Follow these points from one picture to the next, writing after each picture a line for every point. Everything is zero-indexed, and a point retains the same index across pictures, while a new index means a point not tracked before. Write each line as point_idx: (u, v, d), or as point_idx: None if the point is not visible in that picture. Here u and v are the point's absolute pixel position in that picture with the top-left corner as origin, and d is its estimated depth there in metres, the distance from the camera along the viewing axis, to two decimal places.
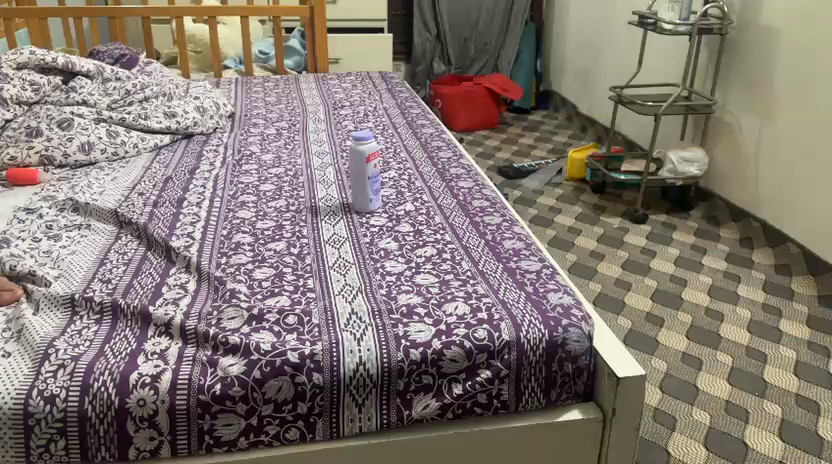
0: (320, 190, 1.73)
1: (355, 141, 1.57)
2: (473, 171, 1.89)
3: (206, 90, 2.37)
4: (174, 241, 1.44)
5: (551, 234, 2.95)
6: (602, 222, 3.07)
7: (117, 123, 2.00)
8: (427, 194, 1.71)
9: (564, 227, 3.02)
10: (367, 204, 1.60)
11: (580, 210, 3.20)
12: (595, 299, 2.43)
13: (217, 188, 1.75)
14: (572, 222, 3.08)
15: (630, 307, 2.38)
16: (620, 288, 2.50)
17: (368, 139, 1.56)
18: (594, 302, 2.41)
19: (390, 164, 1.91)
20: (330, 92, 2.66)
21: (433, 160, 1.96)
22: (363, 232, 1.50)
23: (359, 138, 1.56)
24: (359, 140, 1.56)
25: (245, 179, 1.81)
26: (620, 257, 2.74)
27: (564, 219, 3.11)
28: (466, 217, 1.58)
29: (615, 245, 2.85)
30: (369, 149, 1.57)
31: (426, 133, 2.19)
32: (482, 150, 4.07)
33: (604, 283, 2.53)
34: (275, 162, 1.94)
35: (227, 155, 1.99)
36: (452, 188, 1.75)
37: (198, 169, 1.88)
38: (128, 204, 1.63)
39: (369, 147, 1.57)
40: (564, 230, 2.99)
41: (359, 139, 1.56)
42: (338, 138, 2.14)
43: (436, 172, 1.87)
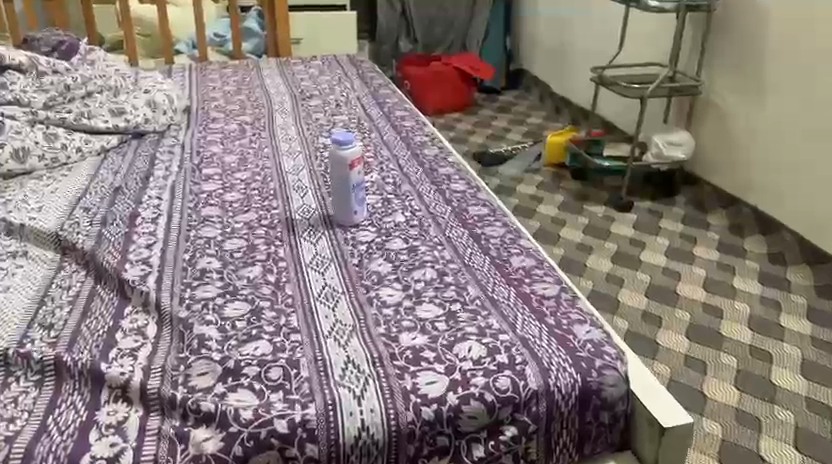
0: (295, 199, 1.53)
1: (335, 146, 1.37)
2: (464, 172, 1.71)
3: (158, 82, 2.13)
4: (129, 272, 1.23)
5: (535, 226, 2.80)
6: (586, 211, 2.94)
7: (56, 124, 1.75)
8: (416, 202, 1.52)
9: (547, 218, 2.88)
10: (351, 216, 1.41)
11: (562, 199, 3.06)
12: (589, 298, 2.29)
13: (177, 199, 1.53)
14: (555, 212, 2.94)
15: (626, 306, 2.25)
16: (612, 285, 2.37)
17: (352, 144, 1.36)
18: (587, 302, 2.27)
19: (372, 165, 1.72)
20: (296, 79, 2.44)
21: (418, 160, 1.77)
22: (350, 252, 1.31)
23: (340, 143, 1.36)
24: (340, 144, 1.36)
25: (208, 186, 1.60)
26: (609, 250, 2.61)
27: (547, 209, 2.96)
28: (465, 229, 1.41)
29: (603, 236, 2.72)
30: (352, 154, 1.37)
31: (406, 125, 2.00)
32: (454, 134, 3.89)
33: (596, 280, 2.40)
34: (241, 165, 1.73)
35: (185, 157, 1.77)
36: (444, 194, 1.57)
37: (153, 175, 1.65)
38: (71, 224, 1.40)
39: (353, 153, 1.37)
40: (548, 221, 2.85)
41: (340, 143, 1.37)
42: (309, 135, 1.93)
43: (424, 174, 1.68)
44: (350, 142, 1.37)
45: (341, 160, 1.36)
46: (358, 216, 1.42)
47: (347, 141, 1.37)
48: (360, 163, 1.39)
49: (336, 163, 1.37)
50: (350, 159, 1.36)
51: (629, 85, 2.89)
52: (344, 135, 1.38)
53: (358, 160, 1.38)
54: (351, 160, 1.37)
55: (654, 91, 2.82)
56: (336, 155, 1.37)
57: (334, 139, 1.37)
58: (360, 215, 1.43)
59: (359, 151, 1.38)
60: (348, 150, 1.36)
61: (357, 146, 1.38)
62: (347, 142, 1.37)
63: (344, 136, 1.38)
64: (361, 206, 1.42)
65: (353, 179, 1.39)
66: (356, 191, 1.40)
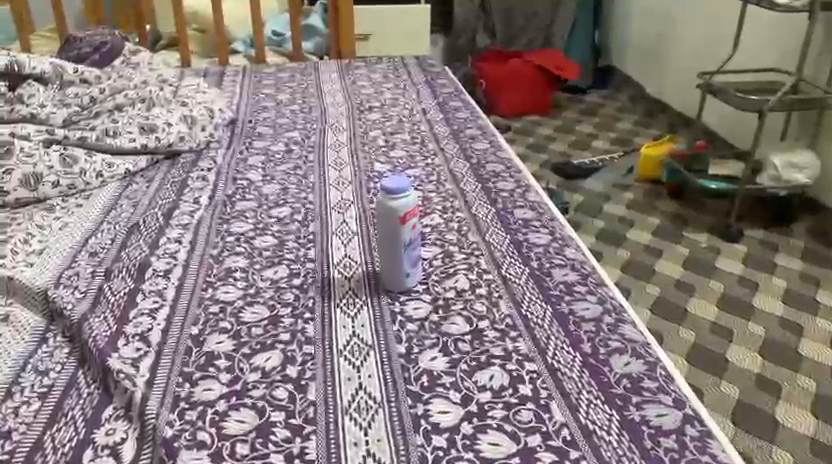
0: (336, 248, 1.27)
1: (385, 194, 1.07)
2: (546, 215, 1.38)
3: (199, 91, 1.90)
4: (119, 353, 0.98)
5: (624, 256, 2.48)
6: (684, 240, 2.57)
7: (75, 145, 1.54)
8: (485, 260, 1.21)
9: (639, 246, 2.54)
10: (402, 279, 1.12)
11: (655, 224, 2.68)
12: (689, 357, 2.00)
13: (200, 245, 1.28)
14: (649, 238, 2.59)
15: (736, 367, 1.96)
16: (716, 339, 2.07)
17: (407, 193, 1.07)
18: (687, 360, 1.99)
19: (433, 204, 1.43)
20: (356, 86, 2.17)
21: (490, 197, 1.46)
22: (397, 336, 1.02)
23: (393, 191, 1.07)
24: (392, 194, 1.07)
25: (237, 228, 1.34)
26: (713, 290, 2.29)
27: (639, 235, 2.61)
28: (548, 308, 1.08)
29: (704, 272, 2.38)
30: (408, 205, 1.07)
31: (478, 150, 1.70)
32: (533, 140, 3.53)
33: (698, 333, 2.09)
34: (281, 196, 1.46)
35: (219, 185, 1.52)
36: (519, 249, 1.25)
37: (178, 208, 1.42)
38: (69, 275, 1.17)
39: (409, 203, 1.08)
40: (639, 251, 2.51)
41: (391, 191, 1.07)
42: (363, 159, 1.65)
43: (495, 217, 1.37)
44: (405, 189, 1.07)
45: (393, 213, 1.07)
46: (411, 279, 1.13)
47: (401, 189, 1.07)
48: (415, 216, 1.09)
49: (386, 216, 1.07)
50: (405, 211, 1.07)
51: (745, 96, 2.45)
52: (396, 181, 1.08)
53: (414, 212, 1.09)
54: (406, 212, 1.07)
55: (777, 103, 2.38)
56: (386, 205, 1.07)
57: (383, 186, 1.08)
58: (413, 278, 1.14)
59: (415, 201, 1.09)
60: (402, 200, 1.07)
61: (413, 194, 1.09)
62: (402, 190, 1.07)
63: (397, 181, 1.09)
64: (415, 267, 1.13)
65: (408, 236, 1.09)
66: (408, 249, 1.11)
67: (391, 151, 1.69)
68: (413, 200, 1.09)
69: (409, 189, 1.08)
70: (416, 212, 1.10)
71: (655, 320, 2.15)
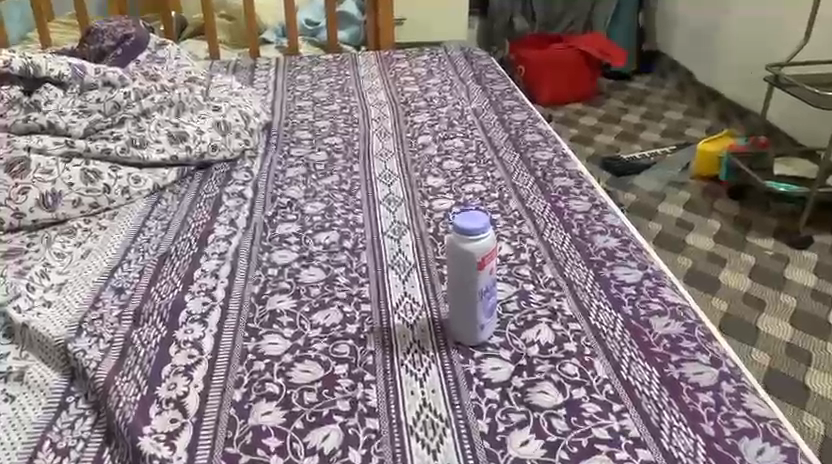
0: (395, 286, 1.10)
1: (460, 233, 0.91)
2: (632, 245, 1.20)
3: (231, 91, 1.73)
4: (151, 428, 0.84)
5: (685, 265, 2.29)
6: (749, 247, 2.37)
7: (98, 157, 1.39)
8: (568, 304, 1.04)
9: (700, 254, 2.35)
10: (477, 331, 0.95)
11: (716, 228, 2.48)
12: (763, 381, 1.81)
13: (239, 280, 1.13)
14: (711, 245, 2.40)
15: (819, 395, 1.77)
16: (793, 360, 1.88)
17: (487, 233, 0.90)
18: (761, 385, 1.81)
19: (499, 228, 1.25)
20: (400, 82, 1.99)
21: (563, 220, 1.28)
22: (477, 409, 0.86)
23: (469, 230, 0.90)
24: (468, 234, 0.90)
25: (280, 259, 1.18)
26: (785, 304, 2.10)
27: (699, 242, 2.41)
28: (653, 371, 0.91)
29: (775, 285, 2.18)
30: (487, 246, 0.91)
31: (542, 160, 1.52)
32: (577, 132, 3.33)
33: (771, 354, 1.90)
34: (327, 217, 1.30)
35: (256, 204, 1.36)
36: (607, 290, 1.08)
37: (214, 231, 1.26)
38: (93, 319, 1.04)
39: (487, 245, 0.91)
40: (700, 259, 2.32)
41: (467, 229, 0.90)
42: (414, 171, 1.48)
43: (573, 247, 1.19)
44: (483, 227, 0.90)
45: (469, 256, 0.90)
46: (487, 330, 0.96)
47: (479, 227, 0.90)
48: (495, 259, 0.93)
49: (461, 259, 0.91)
50: (483, 254, 0.90)
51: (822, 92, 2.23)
52: (472, 217, 0.92)
53: (493, 254, 0.92)
54: (485, 255, 0.90)
55: None
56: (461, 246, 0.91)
57: (458, 223, 0.91)
58: (489, 330, 0.97)
59: (494, 240, 0.92)
60: (479, 241, 0.90)
61: (492, 234, 0.92)
62: (480, 228, 0.90)
63: (474, 217, 0.92)
64: (492, 317, 0.96)
65: (485, 283, 0.92)
66: (485, 297, 0.94)
67: (444, 162, 1.52)
68: (493, 239, 0.92)
69: (488, 228, 0.91)
70: (495, 254, 0.93)
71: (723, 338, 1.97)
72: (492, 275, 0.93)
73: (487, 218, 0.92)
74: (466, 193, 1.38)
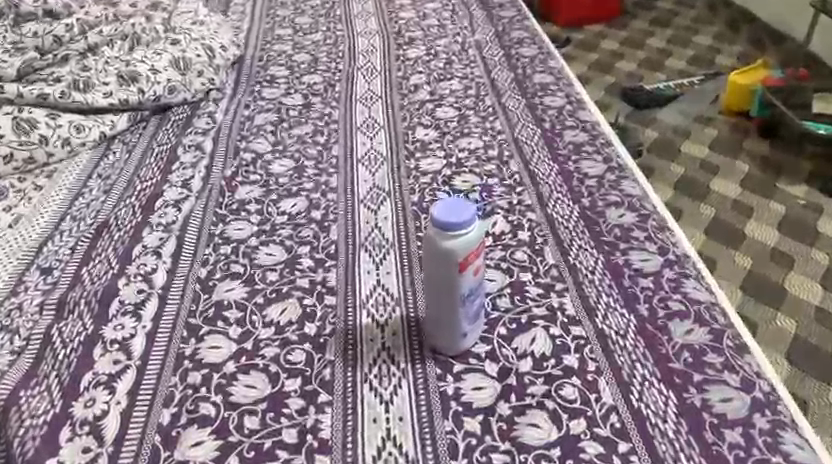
0: (366, 272, 0.93)
1: (437, 225, 0.73)
2: (651, 224, 1.01)
3: (197, 18, 1.51)
4: (58, 459, 0.71)
5: (707, 214, 2.09)
6: (779, 195, 2.16)
7: (34, 104, 1.20)
8: (571, 301, 0.87)
9: (724, 202, 2.14)
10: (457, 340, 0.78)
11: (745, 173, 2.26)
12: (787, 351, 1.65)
13: (185, 261, 0.96)
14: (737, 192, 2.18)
15: None
16: (821, 328, 1.70)
17: (472, 226, 0.72)
18: (784, 356, 1.64)
19: (495, 198, 1.07)
20: (394, 6, 1.74)
21: (572, 188, 1.09)
22: (451, 446, 0.71)
23: (449, 224, 0.72)
24: (449, 228, 0.72)
25: (235, 233, 1.01)
26: (816, 262, 1.91)
27: (725, 188, 2.20)
28: (669, 397, 0.75)
29: (805, 240, 1.98)
30: (471, 242, 0.73)
31: (552, 107, 1.30)
32: (597, 57, 3.05)
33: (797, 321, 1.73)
34: (296, 180, 1.12)
35: (215, 160, 1.18)
36: (619, 284, 0.90)
37: (162, 196, 1.09)
38: (8, 309, 0.89)
39: (472, 240, 0.73)
40: (724, 207, 2.11)
41: (446, 222, 0.72)
42: (402, 120, 1.28)
43: (581, 223, 1.01)
44: (467, 218, 0.72)
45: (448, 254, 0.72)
46: (469, 338, 0.80)
47: (461, 220, 0.72)
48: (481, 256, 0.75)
49: (438, 257, 0.73)
50: (466, 252, 0.73)
51: None
52: (453, 205, 0.73)
53: (479, 251, 0.74)
54: (468, 253, 0.73)
55: None
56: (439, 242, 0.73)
57: (435, 213, 0.73)
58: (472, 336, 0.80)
59: (481, 234, 0.74)
60: (462, 237, 0.72)
61: (478, 227, 0.73)
62: (462, 220, 0.72)
63: (456, 205, 0.74)
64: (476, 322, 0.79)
65: (468, 285, 0.75)
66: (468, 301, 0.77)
67: (437, 110, 1.31)
68: (480, 234, 0.74)
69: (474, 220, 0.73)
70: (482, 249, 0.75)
71: (744, 300, 1.79)
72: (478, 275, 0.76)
73: (472, 206, 0.74)
74: (459, 153, 1.19)
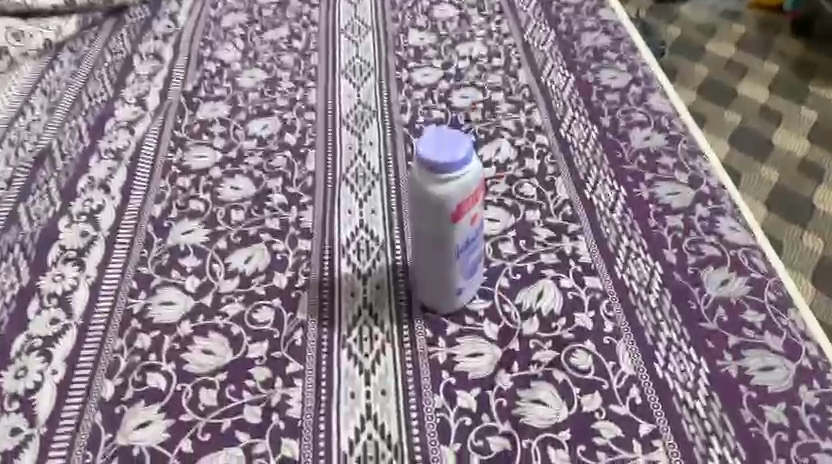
0: (348, 210, 0.80)
1: (424, 164, 0.59)
2: (681, 149, 0.87)
3: None
4: None
5: (732, 123, 1.79)
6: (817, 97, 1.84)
7: None
8: (586, 246, 0.74)
9: (752, 107, 1.83)
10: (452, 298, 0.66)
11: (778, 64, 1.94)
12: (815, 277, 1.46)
13: (137, 196, 0.83)
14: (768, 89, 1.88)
15: None
16: None
17: (466, 165, 0.58)
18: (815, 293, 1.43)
19: (498, 118, 0.92)
20: None
21: (589, 106, 0.94)
22: (442, 427, 0.60)
23: (437, 162, 0.58)
24: (437, 168, 0.58)
25: (196, 163, 0.87)
26: None
27: (753, 85, 1.90)
28: (700, 365, 0.64)
29: None
30: (465, 184, 0.59)
31: (569, 2, 1.11)
32: None
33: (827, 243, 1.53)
34: (268, 97, 0.97)
35: (175, 72, 1.02)
36: (642, 224, 0.77)
37: (113, 116, 0.94)
38: None
39: (467, 182, 0.59)
40: (752, 114, 1.82)
41: (434, 160, 0.58)
42: (393, 21, 1.10)
43: (598, 150, 0.87)
44: (460, 155, 0.58)
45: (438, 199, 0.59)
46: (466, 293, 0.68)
47: (453, 158, 0.58)
48: (478, 200, 0.61)
49: (425, 203, 0.60)
50: (459, 196, 0.59)
51: None
52: (443, 139, 0.59)
53: (475, 195, 0.60)
54: (462, 198, 0.59)
55: None
56: (426, 184, 0.59)
57: (420, 149, 0.59)
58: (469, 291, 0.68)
59: (478, 173, 0.60)
60: (454, 178, 0.58)
61: (475, 165, 0.60)
62: (455, 157, 0.58)
63: (447, 139, 0.59)
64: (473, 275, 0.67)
65: (464, 234, 0.62)
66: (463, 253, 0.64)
67: (434, 8, 1.13)
68: (476, 173, 0.60)
69: (469, 158, 0.59)
70: (480, 191, 0.61)
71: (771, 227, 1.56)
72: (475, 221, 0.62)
73: (467, 139, 0.59)
74: (458, 61, 1.02)
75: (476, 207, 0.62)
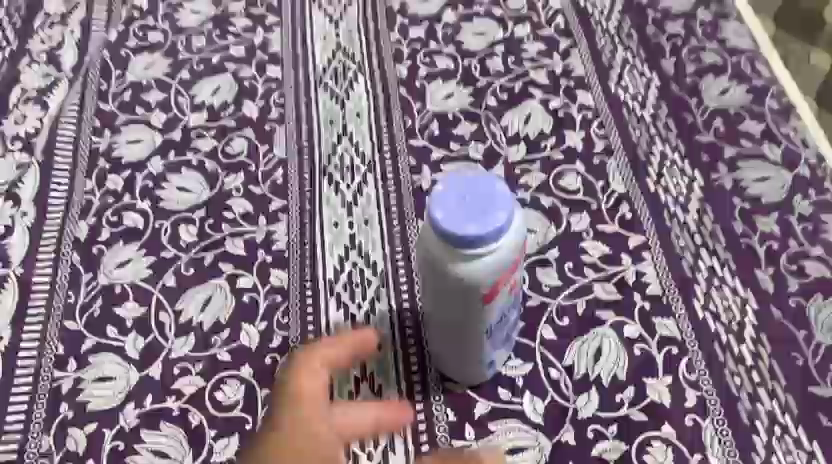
0: (333, 220, 0.61)
1: (445, 236, 0.41)
2: (769, 110, 0.66)
3: None
4: None
5: None
6: None
7: None
8: (654, 270, 0.56)
9: None
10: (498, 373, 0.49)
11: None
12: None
13: (56, 208, 0.63)
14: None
15: None
16: None
17: (510, 233, 0.40)
18: None
19: (525, 67, 0.70)
20: None
21: (644, 42, 0.71)
22: None
23: (467, 232, 0.40)
24: (468, 240, 0.40)
25: (131, 153, 0.66)
26: None
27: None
28: (813, 455, 0.48)
29: None
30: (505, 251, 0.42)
31: None
32: None
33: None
34: (219, 43, 0.74)
35: (94, 10, 0.77)
36: (726, 230, 0.58)
37: (17, 83, 0.72)
38: None
39: (507, 246, 0.42)
40: None
41: (461, 227, 0.40)
42: None
43: (659, 112, 0.66)
44: (496, 217, 0.40)
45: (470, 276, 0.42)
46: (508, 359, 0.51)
47: (490, 228, 0.40)
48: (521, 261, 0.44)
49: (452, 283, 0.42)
50: (498, 268, 0.42)
51: None
52: (468, 192, 0.41)
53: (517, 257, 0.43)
54: (503, 269, 0.42)
55: None
56: (451, 259, 0.42)
57: (438, 214, 0.40)
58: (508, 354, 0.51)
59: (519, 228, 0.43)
60: (491, 248, 0.41)
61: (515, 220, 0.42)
62: (491, 221, 0.40)
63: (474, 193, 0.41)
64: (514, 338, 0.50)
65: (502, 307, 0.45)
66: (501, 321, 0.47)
67: None
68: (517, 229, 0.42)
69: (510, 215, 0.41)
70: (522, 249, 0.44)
71: None
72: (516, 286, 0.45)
73: (503, 188, 0.41)
74: None
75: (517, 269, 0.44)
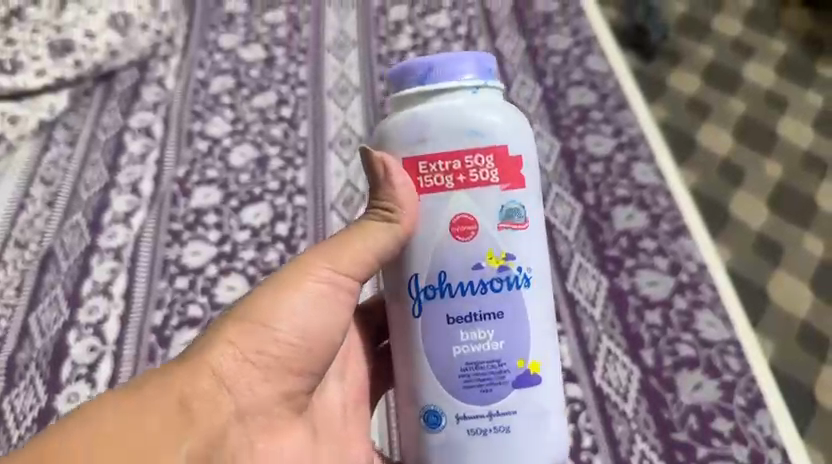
0: None
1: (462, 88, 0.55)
2: (662, 230, 0.89)
3: None
4: None
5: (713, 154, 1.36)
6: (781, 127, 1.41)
7: None
8: (568, 349, 0.78)
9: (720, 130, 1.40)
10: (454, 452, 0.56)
11: (758, 17, 1.56)
12: (756, 322, 1.15)
13: (139, 303, 0.87)
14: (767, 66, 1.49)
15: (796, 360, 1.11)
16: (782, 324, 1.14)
17: (465, 93, 0.55)
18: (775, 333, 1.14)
19: None
20: None
21: (574, 178, 0.95)
22: None
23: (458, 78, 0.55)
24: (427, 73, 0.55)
25: (193, 259, 0.91)
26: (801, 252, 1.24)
27: (729, 53, 1.51)
28: None
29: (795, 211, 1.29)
30: (456, 112, 0.55)
31: (555, 56, 1.10)
32: None
33: (794, 269, 1.22)
34: (260, 180, 0.99)
35: (167, 153, 1.02)
36: (623, 322, 0.80)
37: (110, 208, 0.96)
38: None
39: (466, 115, 0.55)
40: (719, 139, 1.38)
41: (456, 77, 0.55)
42: (379, 80, 1.09)
43: (581, 232, 0.89)
44: (458, 76, 0.55)
45: (423, 111, 0.55)
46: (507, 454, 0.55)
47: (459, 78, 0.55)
48: (480, 176, 0.56)
49: (382, 166, 0.57)
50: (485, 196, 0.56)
51: None
52: (465, 69, 0.55)
53: (476, 149, 0.55)
54: (478, 204, 0.56)
55: None
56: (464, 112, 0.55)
57: (464, 71, 0.55)
58: (528, 445, 0.56)
59: (491, 116, 0.55)
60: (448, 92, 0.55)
61: (488, 99, 0.56)
62: (442, 74, 0.55)
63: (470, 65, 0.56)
64: (509, 427, 0.56)
65: (466, 254, 0.56)
66: (465, 334, 0.56)
67: None
68: (483, 112, 0.55)
69: (481, 92, 0.56)
70: (484, 158, 0.56)
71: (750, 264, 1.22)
72: (470, 234, 0.56)
73: (469, 68, 0.55)
74: None
75: (477, 188, 0.56)
